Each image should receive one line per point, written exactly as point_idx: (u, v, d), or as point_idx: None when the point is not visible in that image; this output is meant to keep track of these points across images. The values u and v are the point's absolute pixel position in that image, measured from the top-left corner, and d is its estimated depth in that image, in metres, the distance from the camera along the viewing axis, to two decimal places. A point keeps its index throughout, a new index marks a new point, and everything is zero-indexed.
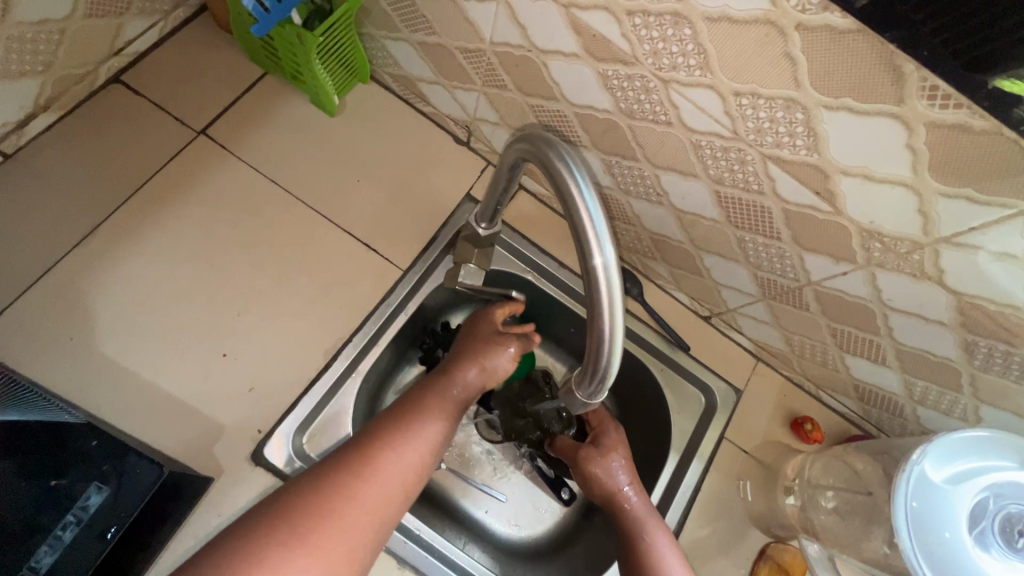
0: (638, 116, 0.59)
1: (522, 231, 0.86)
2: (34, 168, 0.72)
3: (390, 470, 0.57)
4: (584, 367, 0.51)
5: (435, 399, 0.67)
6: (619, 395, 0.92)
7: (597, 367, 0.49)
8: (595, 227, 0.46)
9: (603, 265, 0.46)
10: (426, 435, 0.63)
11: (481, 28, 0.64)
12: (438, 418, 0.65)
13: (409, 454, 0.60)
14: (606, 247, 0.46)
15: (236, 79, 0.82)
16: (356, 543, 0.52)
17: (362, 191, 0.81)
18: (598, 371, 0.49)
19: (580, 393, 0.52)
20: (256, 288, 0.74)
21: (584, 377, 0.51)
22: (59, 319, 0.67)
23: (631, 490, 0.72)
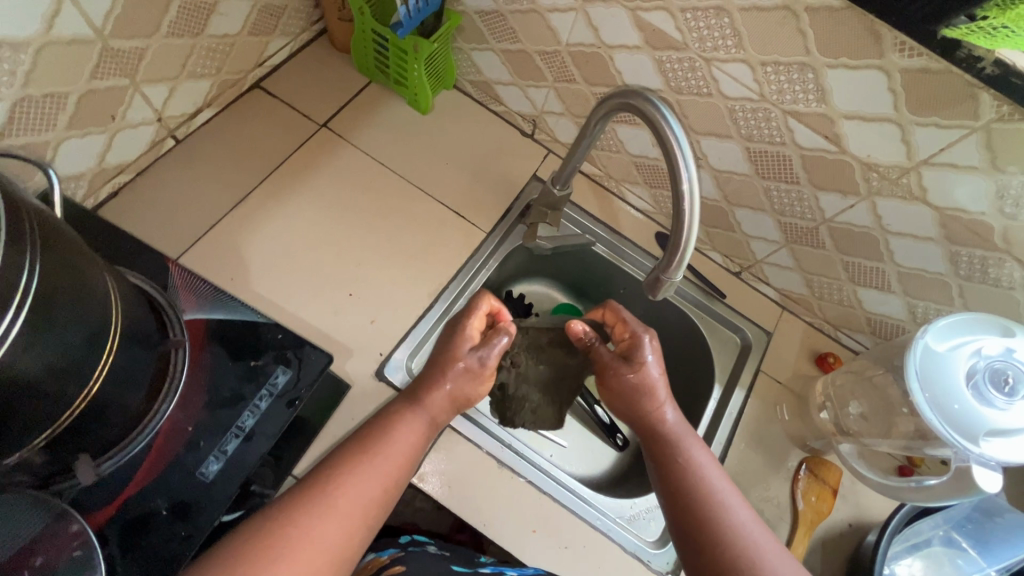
0: (685, 91, 0.77)
1: (579, 204, 1.03)
2: (197, 149, 0.90)
3: (356, 484, 0.59)
4: (666, 251, 0.64)
5: (406, 413, 0.66)
6: (663, 345, 1.07)
7: (678, 250, 0.63)
8: (683, 148, 0.59)
9: (688, 179, 0.60)
10: (395, 447, 0.63)
11: (560, 33, 0.83)
12: (404, 439, 0.64)
13: (367, 484, 0.60)
14: (691, 164, 0.59)
15: (348, 86, 1.02)
16: (348, 534, 0.57)
17: (449, 171, 1.00)
18: (678, 252, 0.63)
19: (665, 272, 0.65)
20: (373, 244, 0.91)
21: (668, 258, 0.64)
22: (222, 264, 0.83)
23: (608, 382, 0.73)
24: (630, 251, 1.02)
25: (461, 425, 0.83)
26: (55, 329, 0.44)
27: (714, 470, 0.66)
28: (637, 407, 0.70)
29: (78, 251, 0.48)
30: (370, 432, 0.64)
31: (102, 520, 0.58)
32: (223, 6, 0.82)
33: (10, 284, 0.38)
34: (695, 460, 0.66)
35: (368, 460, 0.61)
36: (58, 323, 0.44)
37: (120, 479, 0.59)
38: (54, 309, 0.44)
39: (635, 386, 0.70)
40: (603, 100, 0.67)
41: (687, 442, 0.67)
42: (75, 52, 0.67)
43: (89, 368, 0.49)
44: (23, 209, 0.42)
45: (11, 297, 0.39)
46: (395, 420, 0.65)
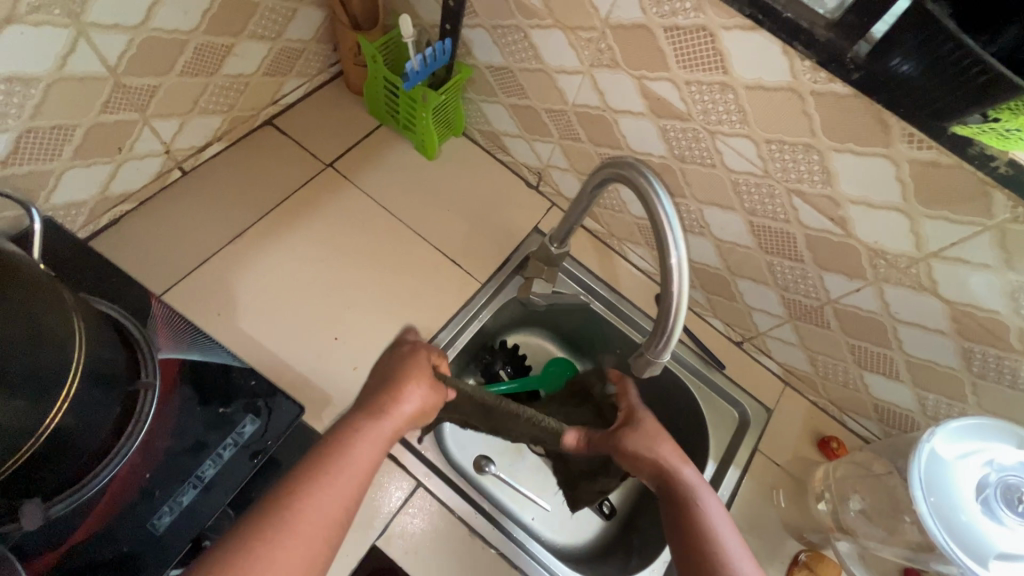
0: (688, 160, 0.75)
1: (580, 260, 1.01)
2: (201, 182, 0.91)
3: (322, 510, 0.50)
4: (653, 329, 0.61)
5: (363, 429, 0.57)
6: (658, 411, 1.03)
7: (665, 328, 0.60)
8: (673, 226, 0.57)
9: (678, 258, 0.57)
10: (358, 465, 0.54)
11: (566, 93, 0.82)
12: (370, 451, 0.56)
13: (327, 508, 0.50)
14: (681, 243, 0.57)
15: (358, 128, 1.03)
16: None
17: (450, 218, 0.99)
18: (665, 333, 0.60)
19: (650, 350, 0.62)
20: (366, 289, 0.90)
21: (653, 338, 0.61)
22: (210, 298, 0.83)
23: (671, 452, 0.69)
24: (627, 311, 0.99)
25: (433, 484, 0.80)
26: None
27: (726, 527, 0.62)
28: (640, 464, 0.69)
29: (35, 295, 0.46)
30: (321, 453, 0.54)
31: (43, 568, 0.55)
32: (239, 48, 0.84)
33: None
34: (709, 518, 0.62)
35: (329, 478, 0.52)
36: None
37: (70, 524, 0.56)
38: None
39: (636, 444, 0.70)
40: (599, 167, 0.65)
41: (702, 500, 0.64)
42: (86, 87, 0.68)
43: (36, 413, 0.47)
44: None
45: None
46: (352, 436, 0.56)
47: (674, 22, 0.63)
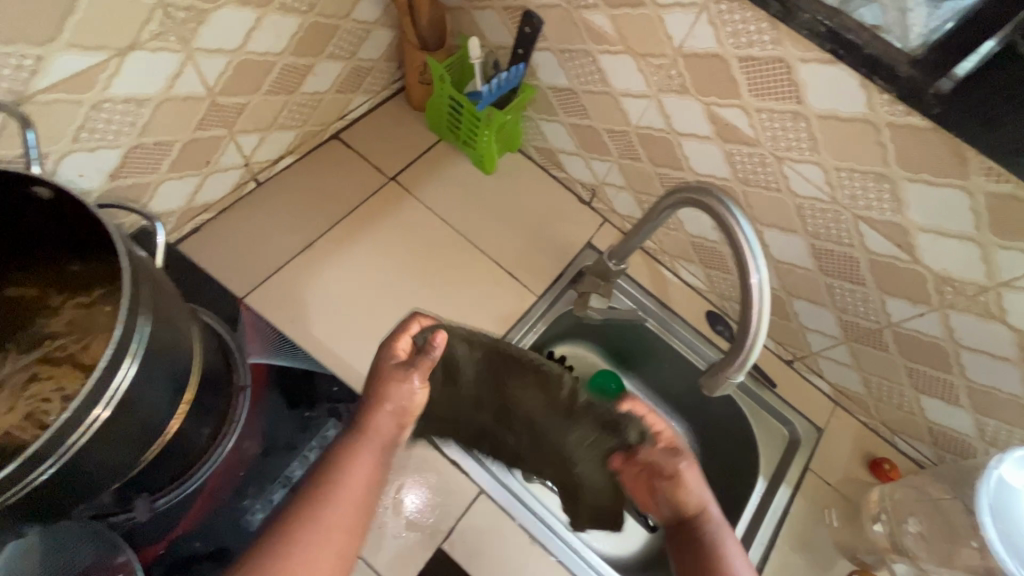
0: (752, 183, 0.77)
1: (632, 276, 1.04)
2: (274, 193, 0.95)
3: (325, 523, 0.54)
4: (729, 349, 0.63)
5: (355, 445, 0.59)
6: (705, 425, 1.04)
7: (742, 347, 0.61)
8: (752, 250, 0.59)
9: (758, 282, 0.59)
10: (348, 482, 0.57)
11: (630, 115, 0.85)
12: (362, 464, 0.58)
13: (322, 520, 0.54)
14: (761, 267, 0.59)
15: (419, 142, 1.06)
16: None
17: (507, 232, 1.02)
18: (741, 355, 0.62)
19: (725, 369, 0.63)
20: (428, 299, 0.93)
21: (729, 357, 0.63)
22: (285, 305, 0.87)
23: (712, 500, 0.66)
24: (678, 327, 1.01)
25: (494, 493, 0.82)
26: (147, 384, 0.46)
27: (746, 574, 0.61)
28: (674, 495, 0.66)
29: (173, 306, 0.50)
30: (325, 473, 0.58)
31: (152, 556, 0.60)
32: (317, 67, 0.88)
33: (127, 339, 0.42)
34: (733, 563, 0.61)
35: (325, 498, 0.56)
36: (151, 376, 0.47)
37: (172, 518, 0.61)
38: (149, 366, 0.46)
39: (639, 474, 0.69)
40: (671, 192, 0.68)
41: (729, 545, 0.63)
42: (187, 107, 0.73)
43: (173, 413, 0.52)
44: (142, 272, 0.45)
45: (125, 353, 0.42)
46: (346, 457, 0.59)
47: (750, 53, 0.66)
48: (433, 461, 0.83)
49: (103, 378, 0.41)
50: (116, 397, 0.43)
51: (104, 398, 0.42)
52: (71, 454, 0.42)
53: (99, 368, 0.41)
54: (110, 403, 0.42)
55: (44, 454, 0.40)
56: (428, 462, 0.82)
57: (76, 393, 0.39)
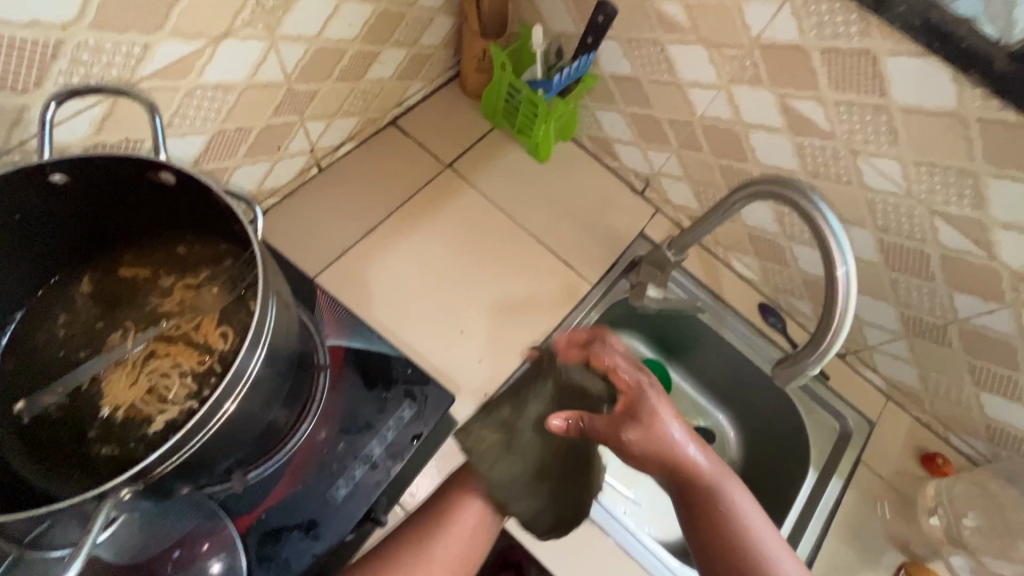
0: (822, 176, 0.77)
1: (686, 267, 1.03)
2: (335, 178, 0.97)
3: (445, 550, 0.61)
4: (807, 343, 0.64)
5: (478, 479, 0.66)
6: (753, 415, 1.07)
7: (824, 340, 0.62)
8: (839, 240, 0.60)
9: (846, 273, 0.60)
10: (466, 509, 0.64)
11: (696, 106, 0.84)
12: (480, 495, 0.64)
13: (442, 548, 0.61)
14: (848, 257, 0.60)
15: (474, 130, 1.07)
16: None
17: (562, 220, 1.03)
18: (822, 348, 0.62)
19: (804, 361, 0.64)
20: (486, 286, 0.95)
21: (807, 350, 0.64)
22: (349, 289, 0.89)
23: (691, 440, 0.59)
24: (730, 318, 1.02)
25: None
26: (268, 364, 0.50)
27: (757, 523, 0.58)
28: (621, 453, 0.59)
29: (284, 292, 0.54)
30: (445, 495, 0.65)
31: (246, 525, 0.63)
32: (384, 55, 0.89)
33: (264, 326, 0.46)
34: (745, 516, 0.57)
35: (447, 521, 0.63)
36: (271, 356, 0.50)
37: (262, 490, 0.65)
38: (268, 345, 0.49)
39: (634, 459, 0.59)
40: (748, 185, 0.69)
41: (729, 487, 0.58)
42: (267, 93, 0.74)
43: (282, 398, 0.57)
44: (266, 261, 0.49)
45: (258, 337, 0.46)
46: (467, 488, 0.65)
47: (834, 45, 0.65)
48: None
49: (245, 360, 0.45)
50: (250, 378, 0.46)
51: (241, 382, 0.45)
52: (211, 434, 0.45)
53: (243, 350, 0.45)
54: (242, 386, 0.46)
55: (194, 431, 0.43)
56: None
57: (227, 374, 0.43)
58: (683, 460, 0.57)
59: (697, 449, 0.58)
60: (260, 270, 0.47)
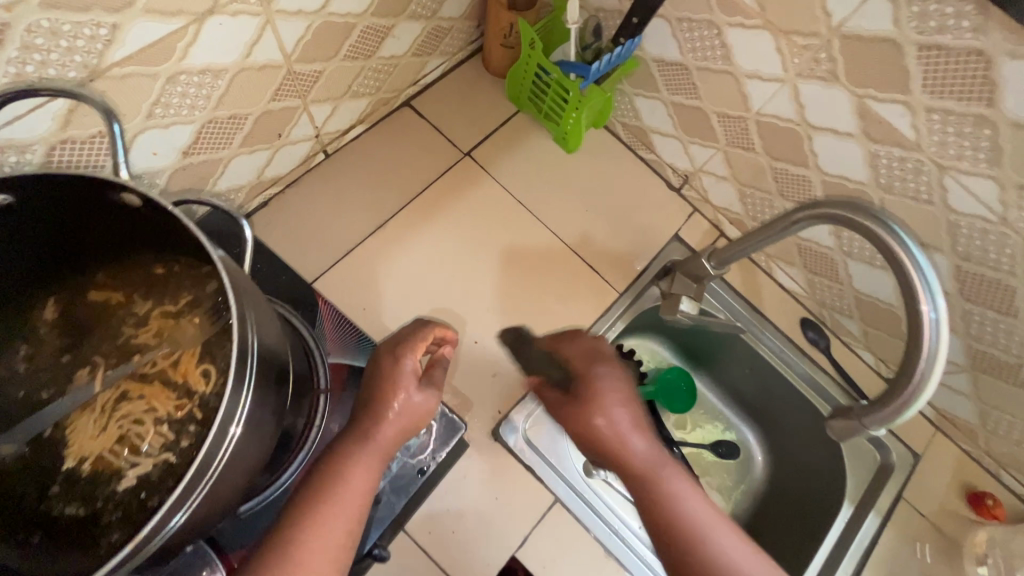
0: (897, 191, 0.67)
1: (726, 278, 0.94)
2: (343, 165, 0.88)
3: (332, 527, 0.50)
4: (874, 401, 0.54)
5: (351, 449, 0.55)
6: (782, 431, 0.98)
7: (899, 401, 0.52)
8: (927, 279, 0.50)
9: (935, 319, 0.50)
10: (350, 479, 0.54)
11: (752, 101, 0.73)
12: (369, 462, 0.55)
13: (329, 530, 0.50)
14: (938, 299, 0.50)
15: (496, 113, 0.97)
16: None
17: (590, 219, 0.94)
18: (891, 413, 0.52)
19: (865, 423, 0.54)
20: (504, 291, 0.87)
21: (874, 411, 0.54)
22: (355, 291, 0.82)
23: (638, 435, 0.62)
24: (769, 334, 0.93)
25: (572, 505, 0.79)
26: (258, 402, 0.44)
27: (709, 524, 0.57)
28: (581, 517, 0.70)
29: (269, 325, 0.48)
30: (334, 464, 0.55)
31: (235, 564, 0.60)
32: (397, 29, 0.79)
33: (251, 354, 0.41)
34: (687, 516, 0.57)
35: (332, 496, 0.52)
36: (262, 388, 0.45)
37: (252, 525, 0.62)
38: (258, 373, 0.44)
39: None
40: (811, 209, 0.59)
41: (664, 473, 0.60)
42: (264, 76, 0.65)
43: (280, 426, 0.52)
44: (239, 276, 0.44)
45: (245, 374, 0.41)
46: (345, 461, 0.55)
47: (936, 41, 0.54)
48: (508, 466, 0.79)
49: (229, 404, 0.40)
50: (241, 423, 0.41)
51: (234, 427, 0.41)
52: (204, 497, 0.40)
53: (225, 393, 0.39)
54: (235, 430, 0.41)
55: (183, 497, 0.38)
56: (502, 468, 0.79)
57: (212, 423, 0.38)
58: (622, 440, 0.62)
59: (640, 440, 0.62)
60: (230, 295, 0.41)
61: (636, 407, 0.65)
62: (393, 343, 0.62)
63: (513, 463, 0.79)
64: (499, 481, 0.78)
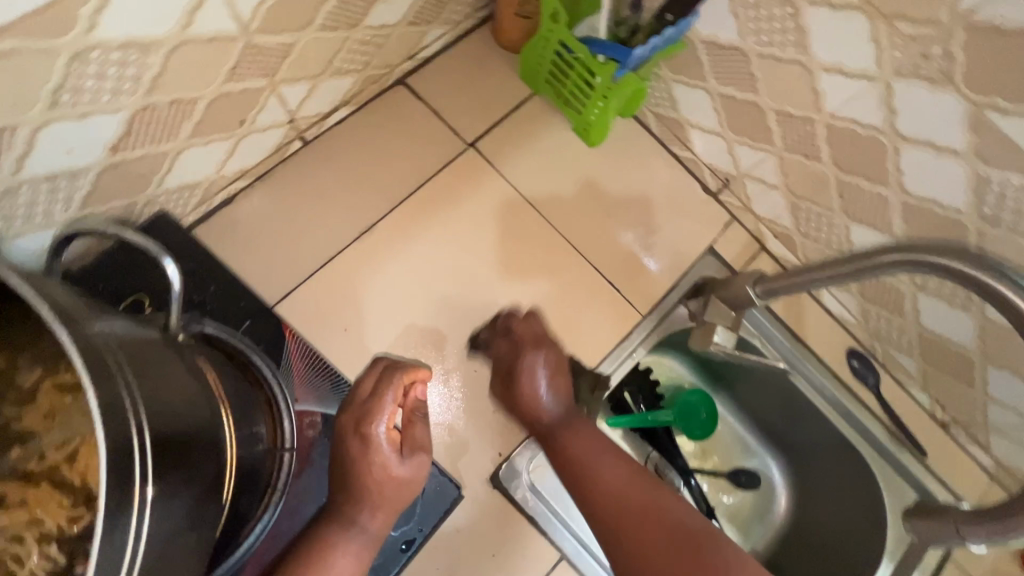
0: (1006, 225, 0.54)
1: (769, 305, 0.82)
2: (323, 155, 0.74)
3: None
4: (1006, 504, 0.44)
5: (334, 531, 0.50)
6: (813, 464, 0.86)
7: None
8: None
9: None
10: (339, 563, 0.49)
11: (826, 99, 0.59)
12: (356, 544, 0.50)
13: None
14: None
15: (507, 96, 0.82)
16: None
17: (612, 226, 0.81)
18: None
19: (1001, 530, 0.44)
20: (510, 311, 0.75)
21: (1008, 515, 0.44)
22: (335, 308, 0.70)
23: (546, 380, 0.67)
24: (811, 367, 0.81)
25: (580, 561, 0.69)
26: (164, 523, 0.33)
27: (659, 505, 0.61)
28: (560, 450, 0.65)
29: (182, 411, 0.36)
30: (315, 544, 0.50)
31: None
32: None
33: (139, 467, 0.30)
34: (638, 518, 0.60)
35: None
36: (171, 495, 0.33)
37: None
38: (164, 479, 0.33)
39: (586, 448, 0.65)
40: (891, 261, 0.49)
41: (577, 433, 0.66)
42: (217, 51, 0.51)
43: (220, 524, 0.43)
44: (107, 353, 0.32)
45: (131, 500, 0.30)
46: (331, 543, 0.50)
47: None
48: (508, 518, 0.68)
49: (105, 549, 0.28)
50: (136, 561, 0.31)
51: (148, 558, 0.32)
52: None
53: (95, 536, 0.28)
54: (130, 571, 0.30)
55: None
56: (502, 520, 0.68)
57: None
58: (553, 420, 0.66)
59: (544, 383, 0.66)
60: (92, 402, 0.29)
61: (562, 369, 0.68)
62: (357, 410, 0.51)
63: (515, 514, 0.68)
64: (495, 535, 0.67)
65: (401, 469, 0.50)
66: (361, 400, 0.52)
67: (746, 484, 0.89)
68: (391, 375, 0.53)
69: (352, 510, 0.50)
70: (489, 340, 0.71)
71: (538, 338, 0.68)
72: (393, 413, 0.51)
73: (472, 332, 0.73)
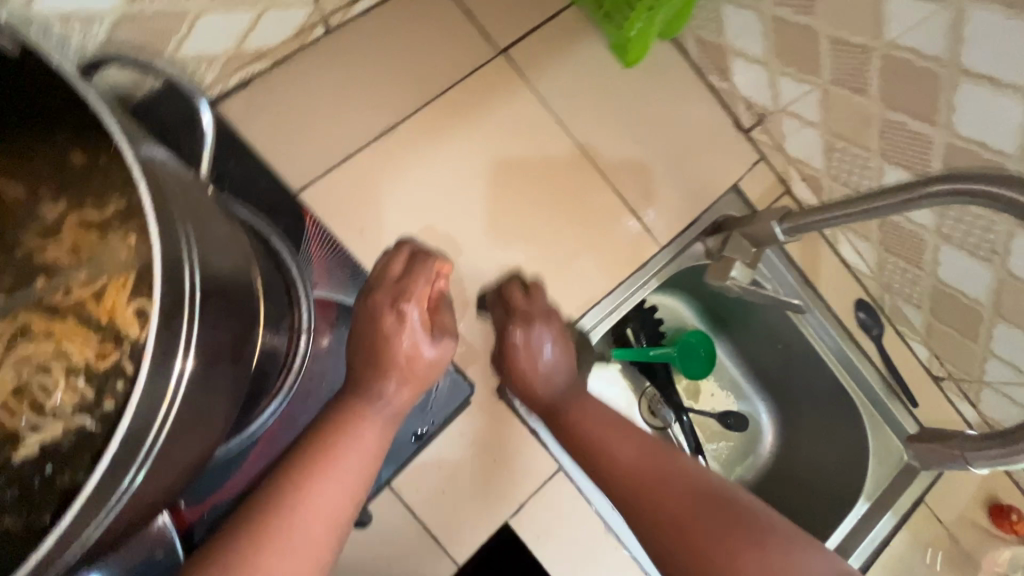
0: None
1: (785, 249, 0.82)
2: (347, 43, 0.69)
3: (339, 478, 0.47)
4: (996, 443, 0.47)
5: (357, 404, 0.51)
6: (806, 408, 0.87)
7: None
8: None
9: None
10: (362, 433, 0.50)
11: (887, 24, 0.56)
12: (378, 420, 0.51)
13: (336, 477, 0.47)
14: None
15: (544, 2, 0.77)
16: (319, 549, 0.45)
17: (639, 154, 0.78)
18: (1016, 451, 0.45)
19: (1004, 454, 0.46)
20: (529, 228, 0.74)
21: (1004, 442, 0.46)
22: (353, 206, 0.68)
23: (546, 341, 0.65)
24: (818, 313, 0.82)
25: (575, 474, 0.70)
26: (211, 345, 0.34)
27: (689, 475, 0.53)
28: (572, 425, 0.61)
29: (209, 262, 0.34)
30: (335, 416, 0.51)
31: (191, 518, 0.55)
32: None
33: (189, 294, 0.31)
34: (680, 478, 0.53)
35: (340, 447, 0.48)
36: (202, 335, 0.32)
37: (215, 477, 0.56)
38: (203, 319, 0.33)
39: (598, 424, 0.60)
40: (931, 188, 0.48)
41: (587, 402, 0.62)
42: None
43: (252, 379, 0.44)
44: (167, 185, 0.32)
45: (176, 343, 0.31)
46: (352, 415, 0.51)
47: None
48: (511, 429, 0.69)
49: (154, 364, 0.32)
50: (184, 392, 0.32)
51: (179, 388, 0.31)
52: (130, 495, 0.31)
53: (148, 361, 0.29)
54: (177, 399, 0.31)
55: (102, 494, 0.30)
56: (504, 431, 0.69)
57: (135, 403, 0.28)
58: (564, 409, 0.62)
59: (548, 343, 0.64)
60: (151, 218, 0.30)
61: (564, 336, 0.66)
62: (392, 288, 0.54)
63: (518, 427, 0.70)
64: (497, 442, 0.69)
65: (430, 349, 0.52)
66: (392, 282, 0.55)
67: (733, 426, 0.90)
68: (420, 258, 0.56)
69: (376, 383, 0.51)
70: (491, 304, 0.69)
71: (545, 307, 0.67)
72: (423, 295, 0.53)
73: (488, 246, 0.72)
